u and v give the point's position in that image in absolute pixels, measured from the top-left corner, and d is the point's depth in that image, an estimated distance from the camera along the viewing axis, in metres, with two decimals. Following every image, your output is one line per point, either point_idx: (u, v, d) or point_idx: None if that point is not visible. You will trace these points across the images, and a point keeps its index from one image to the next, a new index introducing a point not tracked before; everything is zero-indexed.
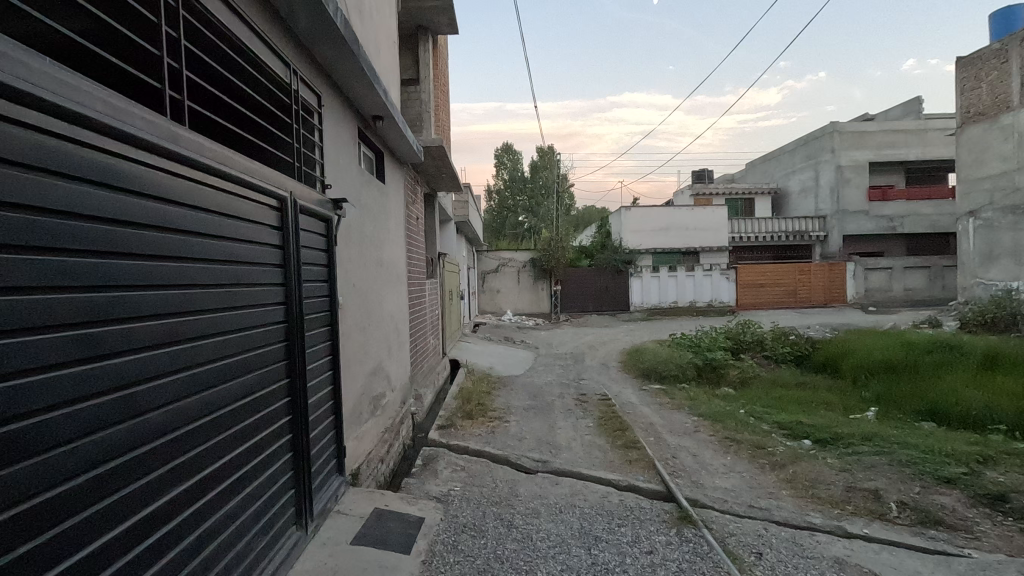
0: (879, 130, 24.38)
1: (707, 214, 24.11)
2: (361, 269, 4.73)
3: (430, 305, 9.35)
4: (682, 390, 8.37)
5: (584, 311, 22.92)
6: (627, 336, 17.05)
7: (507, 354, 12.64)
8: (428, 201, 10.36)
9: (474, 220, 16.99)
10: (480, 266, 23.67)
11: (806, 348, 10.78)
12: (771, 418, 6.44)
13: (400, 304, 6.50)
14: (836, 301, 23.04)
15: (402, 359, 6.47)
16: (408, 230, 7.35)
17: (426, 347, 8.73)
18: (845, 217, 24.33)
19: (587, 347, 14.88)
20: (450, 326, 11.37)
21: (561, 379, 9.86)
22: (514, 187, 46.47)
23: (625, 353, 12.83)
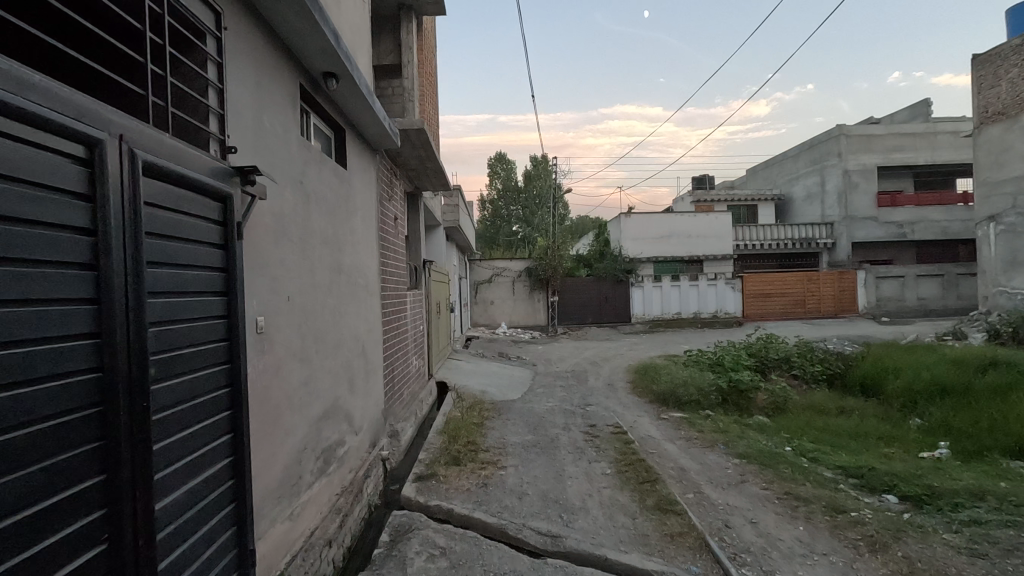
0: (888, 133, 23.45)
1: (710, 221, 23.02)
2: (303, 278, 3.47)
3: (413, 322, 8.08)
4: (709, 419, 7.13)
5: (583, 323, 21.68)
6: (632, 351, 15.83)
7: (501, 373, 11.34)
8: (412, 201, 9.11)
9: (465, 226, 15.76)
10: (472, 276, 22.40)
11: (840, 367, 9.56)
12: (831, 461, 5.20)
13: (369, 322, 5.21)
14: (847, 311, 21.97)
15: (372, 391, 5.18)
16: (382, 232, 6.09)
17: (408, 371, 7.45)
18: (853, 223, 23.32)
19: (590, 364, 13.60)
20: (437, 343, 10.08)
21: (564, 404, 8.59)
22: (508, 196, 45.32)
23: (634, 371, 11.56)
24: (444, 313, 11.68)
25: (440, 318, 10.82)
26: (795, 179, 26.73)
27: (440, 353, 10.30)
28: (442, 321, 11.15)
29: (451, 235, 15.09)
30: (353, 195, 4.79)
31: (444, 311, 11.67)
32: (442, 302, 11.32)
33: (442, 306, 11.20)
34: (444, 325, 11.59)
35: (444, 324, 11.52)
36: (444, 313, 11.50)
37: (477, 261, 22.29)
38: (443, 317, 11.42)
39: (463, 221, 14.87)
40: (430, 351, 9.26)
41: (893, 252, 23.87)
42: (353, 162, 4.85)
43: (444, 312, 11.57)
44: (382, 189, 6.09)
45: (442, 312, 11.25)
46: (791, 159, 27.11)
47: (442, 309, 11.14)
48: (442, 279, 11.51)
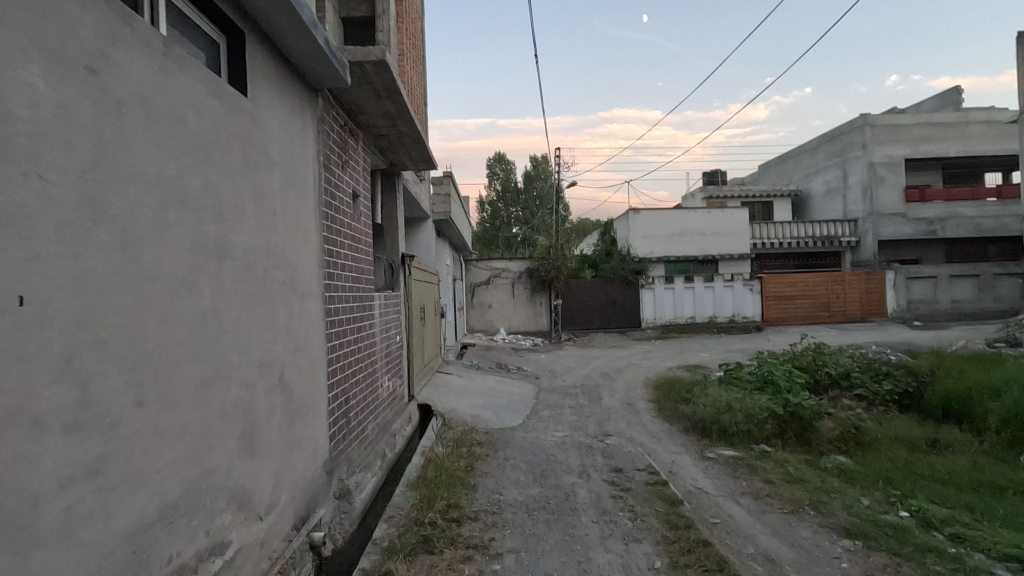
0: (915, 123, 21.82)
1: (725, 218, 21.34)
2: (99, 261, 1.77)
3: (386, 332, 6.35)
4: (773, 461, 5.42)
5: (590, 328, 19.95)
6: (647, 360, 14.14)
7: (498, 390, 9.59)
8: (387, 183, 7.42)
9: (459, 221, 14.08)
10: (468, 278, 20.68)
11: (913, 385, 7.84)
12: (991, 544, 3.49)
13: (296, 336, 3.51)
14: (875, 315, 20.25)
15: (300, 444, 3.46)
16: (329, 209, 4.36)
17: (376, 397, 5.71)
18: (879, 220, 21.66)
19: (601, 377, 11.86)
20: (421, 356, 8.34)
21: (576, 433, 6.86)
22: (507, 197, 43.65)
23: (656, 387, 9.81)
24: (431, 320, 9.99)
25: (425, 325, 9.09)
26: (813, 174, 25.06)
27: (424, 368, 8.55)
28: (428, 328, 9.41)
29: (443, 230, 13.41)
30: (264, 141, 3.10)
31: (431, 318, 9.94)
32: (428, 307, 9.59)
33: (427, 312, 9.47)
34: (431, 334, 9.84)
35: (431, 332, 9.78)
36: (430, 320, 9.76)
37: (474, 261, 20.57)
38: (430, 324, 9.68)
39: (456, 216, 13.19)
40: (409, 367, 7.52)
41: (922, 251, 22.19)
42: (264, 92, 3.15)
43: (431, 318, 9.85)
44: (328, 149, 4.38)
45: (428, 318, 9.51)
46: (809, 153, 25.44)
47: (427, 314, 9.41)
48: (428, 279, 9.79)
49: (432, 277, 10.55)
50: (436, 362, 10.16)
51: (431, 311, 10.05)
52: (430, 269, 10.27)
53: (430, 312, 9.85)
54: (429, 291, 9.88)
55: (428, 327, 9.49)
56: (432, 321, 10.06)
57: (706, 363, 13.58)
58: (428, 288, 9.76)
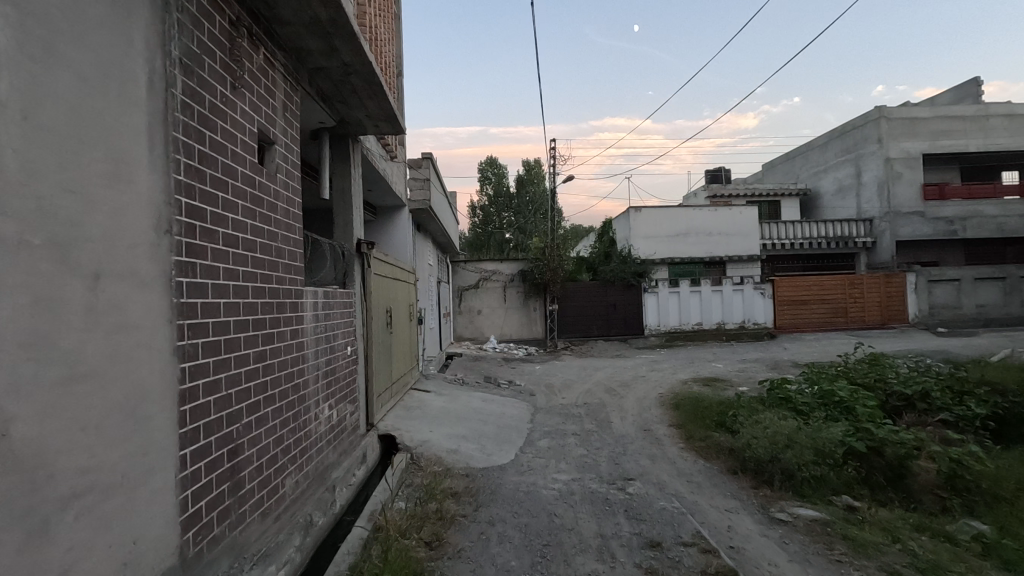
0: (933, 116, 20.46)
1: (733, 216, 19.81)
2: None
3: (326, 343, 4.59)
4: (875, 527, 3.76)
5: (588, 336, 18.28)
6: (655, 373, 12.50)
7: (485, 412, 7.86)
8: (339, 149, 5.74)
9: (442, 214, 12.41)
10: (455, 281, 18.93)
11: (1004, 408, 6.24)
12: None
13: (77, 355, 1.83)
14: (895, 321, 18.78)
15: (76, 571, 1.77)
16: (201, 142, 2.67)
17: (305, 437, 3.97)
18: (897, 219, 20.24)
19: (606, 393, 10.18)
20: (385, 371, 6.61)
21: (585, 476, 5.17)
22: (500, 202, 41.97)
23: (676, 408, 8.13)
24: (403, 327, 8.26)
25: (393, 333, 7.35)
26: (823, 171, 23.64)
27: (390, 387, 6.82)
28: (397, 336, 7.68)
29: (423, 224, 11.71)
30: None
31: (402, 323, 8.20)
32: (398, 311, 7.86)
33: (397, 316, 7.74)
34: (402, 344, 8.09)
35: (402, 341, 8.07)
36: (401, 327, 8.02)
37: (462, 262, 18.83)
38: (400, 331, 7.93)
39: (438, 207, 11.52)
40: (365, 388, 5.77)
41: (940, 252, 20.78)
42: None
43: (401, 324, 8.13)
44: (196, 44, 2.64)
45: (398, 324, 7.77)
46: (818, 149, 24.03)
47: (397, 319, 7.67)
48: (399, 276, 8.06)
49: (405, 274, 8.82)
50: (410, 378, 8.42)
51: (403, 316, 8.31)
52: (402, 264, 8.54)
53: (401, 316, 8.10)
54: (400, 290, 8.12)
55: (398, 336, 7.77)
56: (404, 329, 8.32)
57: (723, 376, 11.95)
58: (399, 288, 8.04)
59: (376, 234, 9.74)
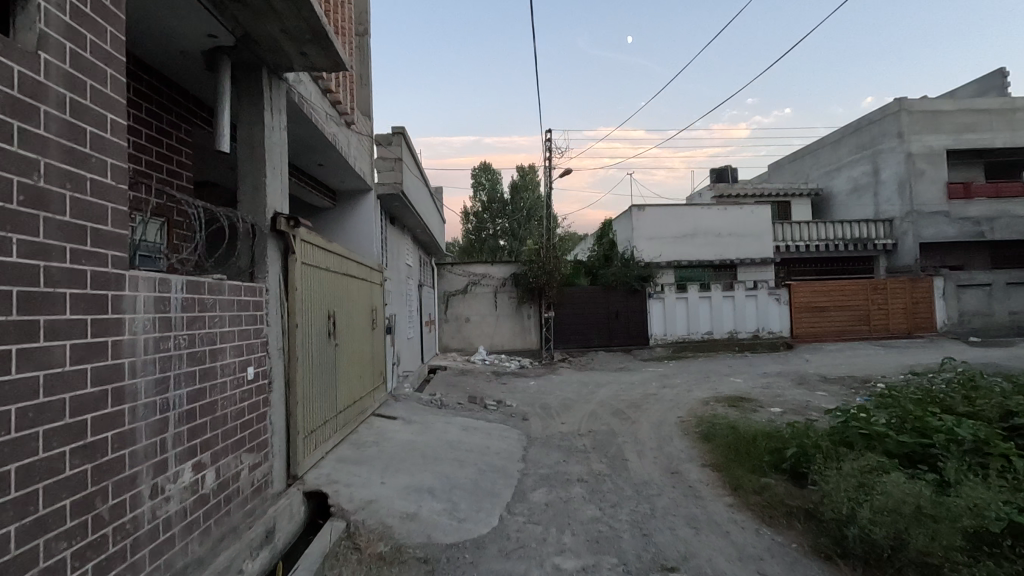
0: (957, 109, 19.03)
1: (744, 216, 18.24)
2: None
3: (190, 363, 2.86)
4: None
5: (587, 346, 16.57)
6: (668, 390, 10.85)
7: (464, 447, 6.12)
8: (250, 85, 4.02)
9: (421, 205, 10.74)
10: (441, 286, 17.18)
11: None
12: None
13: None
14: (922, 329, 17.22)
15: None
16: None
17: (115, 538, 2.22)
18: (919, 219, 18.73)
19: (613, 417, 8.47)
20: (323, 398, 4.84)
21: (601, 564, 3.48)
22: (493, 208, 40.33)
23: (706, 440, 6.43)
24: (360, 338, 6.47)
25: (341, 346, 5.57)
26: (836, 170, 22.16)
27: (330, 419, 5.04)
28: (349, 349, 5.90)
29: (397, 216, 10.01)
30: None
31: (359, 333, 6.42)
32: (352, 317, 6.08)
33: (350, 323, 5.97)
34: (357, 359, 6.31)
35: (357, 357, 6.29)
36: (356, 338, 6.25)
37: (448, 265, 17.09)
38: (354, 342, 6.14)
39: (416, 197, 9.82)
40: (282, 425, 4.03)
41: (965, 256, 19.30)
42: None
43: (358, 334, 6.35)
44: None
45: (350, 334, 6.00)
46: (830, 147, 22.56)
47: (348, 327, 5.90)
48: (356, 273, 6.30)
49: (368, 272, 7.04)
50: (368, 402, 6.65)
51: (361, 324, 6.53)
52: (363, 257, 6.78)
53: (357, 324, 6.33)
54: (357, 290, 6.35)
55: (351, 350, 5.99)
56: (362, 341, 6.55)
57: (748, 394, 10.28)
58: (356, 289, 6.28)
59: (337, 225, 8.06)
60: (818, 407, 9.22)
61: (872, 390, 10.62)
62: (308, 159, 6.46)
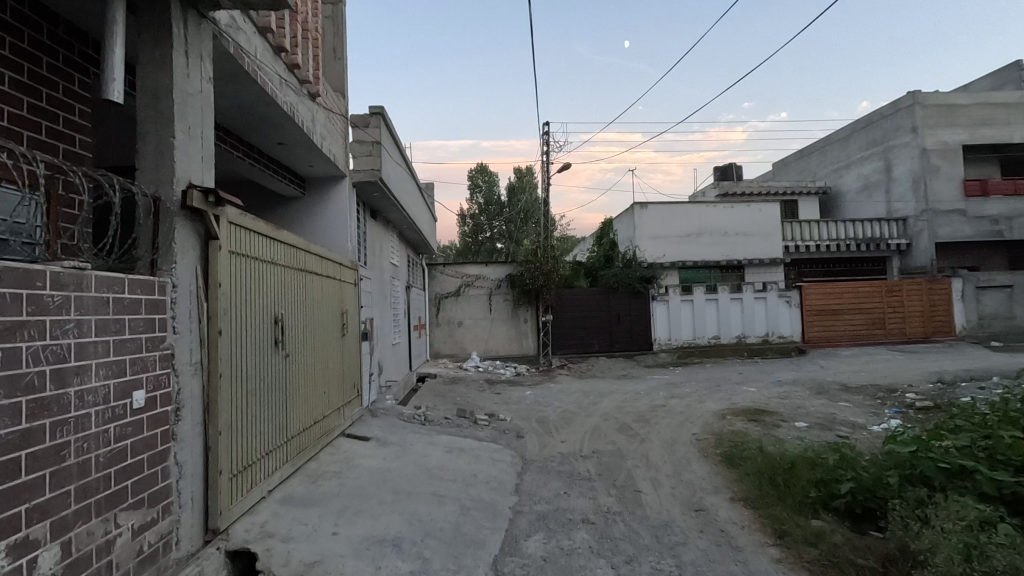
0: (973, 103, 18.23)
1: (752, 214, 17.37)
2: None
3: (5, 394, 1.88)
4: None
5: (587, 351, 15.64)
6: (677, 401, 9.91)
7: (447, 475, 5.16)
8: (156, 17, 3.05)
9: (407, 198, 9.82)
10: (432, 288, 16.21)
11: None
12: None
13: None
14: (940, 333, 16.34)
15: None
16: None
17: None
18: (935, 218, 17.89)
19: (619, 433, 7.53)
20: (263, 424, 3.83)
21: None
22: (490, 210, 39.40)
23: (731, 466, 5.49)
24: (324, 346, 5.47)
25: (294, 357, 4.59)
26: (845, 168, 21.32)
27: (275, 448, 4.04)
28: (306, 360, 4.90)
29: (379, 208, 9.06)
30: None
31: (322, 340, 5.42)
32: (313, 321, 5.08)
33: (308, 328, 4.97)
34: (320, 371, 5.31)
35: (319, 368, 5.30)
36: (317, 345, 5.25)
37: (439, 266, 16.14)
38: (314, 351, 5.14)
39: (399, 188, 8.88)
40: (195, 465, 3.03)
41: (982, 256, 18.47)
42: None
43: (320, 342, 5.36)
44: None
45: (309, 341, 5.00)
46: (839, 144, 21.72)
47: (306, 333, 4.90)
48: (319, 269, 5.31)
49: (337, 268, 6.05)
50: (334, 420, 5.66)
51: (325, 330, 5.52)
52: (331, 251, 5.79)
53: (319, 330, 5.33)
54: (319, 289, 5.35)
55: (310, 360, 4.99)
56: (327, 349, 5.55)
57: (766, 405, 9.35)
58: (318, 287, 5.28)
59: (306, 216, 7.12)
60: (846, 420, 8.31)
61: (900, 400, 9.73)
62: (265, 135, 5.50)
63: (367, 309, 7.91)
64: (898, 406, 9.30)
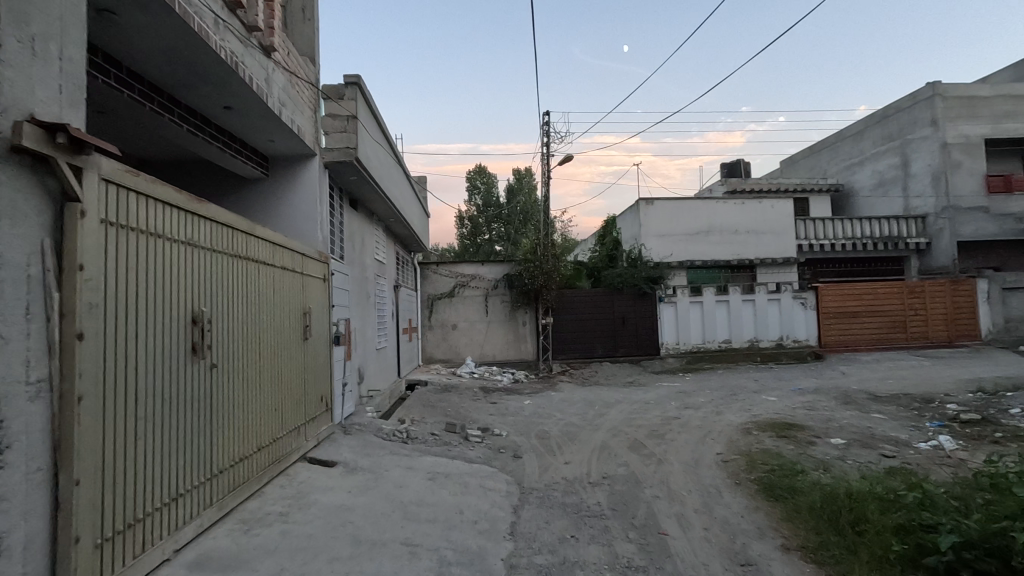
0: (995, 95, 17.34)
1: (763, 211, 16.43)
2: None
3: None
4: None
5: (590, 357, 14.64)
6: (692, 413, 8.92)
7: (426, 513, 4.16)
8: None
9: (391, 187, 8.85)
10: (424, 289, 15.21)
11: None
12: None
13: None
14: (964, 338, 15.38)
15: None
16: None
17: None
18: (956, 215, 16.96)
19: (631, 452, 6.54)
20: (170, 458, 2.87)
21: None
22: (489, 212, 38.44)
23: (775, 500, 4.50)
24: (275, 353, 4.50)
25: (227, 368, 3.58)
26: (858, 164, 20.39)
27: (191, 488, 3.07)
28: (248, 369, 3.94)
29: (359, 196, 8.08)
30: None
31: (273, 345, 4.46)
32: (257, 321, 4.12)
33: (250, 330, 4.01)
34: (270, 383, 4.35)
35: (269, 379, 4.34)
36: (266, 351, 4.29)
37: (433, 265, 15.16)
38: (261, 358, 4.18)
39: (382, 173, 7.91)
40: (30, 539, 2.02)
41: (1005, 256, 17.54)
42: None
43: (270, 347, 4.39)
44: None
45: (253, 345, 4.04)
46: (851, 139, 20.80)
47: (246, 336, 3.94)
48: (265, 256, 4.31)
49: (296, 258, 5.11)
50: (289, 443, 4.66)
51: (276, 332, 4.56)
52: (286, 237, 4.85)
53: (268, 332, 4.37)
54: (267, 284, 4.41)
55: (254, 370, 4.03)
56: (279, 356, 4.58)
57: (793, 418, 8.36)
58: (264, 281, 4.33)
59: (270, 201, 6.14)
60: (887, 436, 7.34)
61: (940, 412, 8.74)
62: (208, 96, 4.52)
63: (343, 310, 6.92)
64: (939, 419, 8.33)
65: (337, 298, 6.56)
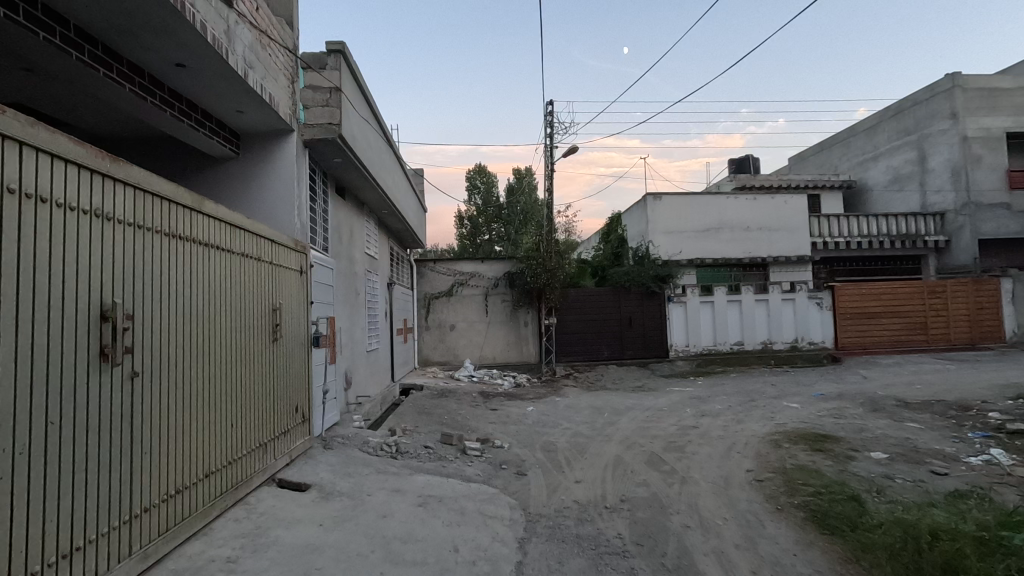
0: (1017, 87, 16.65)
1: (776, 207, 15.71)
2: None
3: None
4: None
5: (596, 359, 13.90)
6: (710, 422, 8.19)
7: (415, 553, 3.41)
8: None
9: (382, 173, 8.11)
10: (421, 287, 14.46)
11: None
12: None
13: None
14: (988, 340, 14.65)
15: None
16: None
17: None
18: (977, 212, 16.25)
19: (650, 468, 5.80)
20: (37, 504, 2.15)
21: None
22: (488, 212, 37.69)
23: (833, 534, 3.75)
24: (230, 357, 3.82)
25: (142, 379, 2.85)
26: (872, 159, 19.67)
27: (82, 540, 2.38)
28: (186, 378, 3.26)
29: (346, 183, 7.35)
30: None
31: (226, 348, 3.78)
32: (200, 320, 3.45)
33: (189, 330, 3.34)
34: (222, 393, 3.67)
35: (220, 387, 3.65)
36: (215, 356, 3.61)
37: (430, 263, 14.42)
38: (206, 365, 3.50)
39: (371, 157, 7.17)
40: None
41: None
42: None
43: (222, 350, 3.71)
44: None
45: (194, 349, 3.36)
46: (864, 134, 20.08)
47: (183, 337, 3.26)
48: (206, 240, 3.57)
49: (261, 247, 4.42)
50: (250, 465, 3.91)
51: (232, 332, 3.87)
52: (245, 221, 4.16)
53: (218, 332, 3.68)
54: (218, 275, 3.72)
55: (195, 379, 3.36)
56: (236, 361, 3.90)
57: (822, 427, 7.63)
58: (212, 272, 3.64)
59: (242, 184, 5.41)
60: (932, 449, 6.60)
61: (981, 421, 8.02)
62: (154, 48, 3.78)
63: (326, 309, 6.18)
64: (982, 428, 7.61)
65: (318, 295, 5.82)
